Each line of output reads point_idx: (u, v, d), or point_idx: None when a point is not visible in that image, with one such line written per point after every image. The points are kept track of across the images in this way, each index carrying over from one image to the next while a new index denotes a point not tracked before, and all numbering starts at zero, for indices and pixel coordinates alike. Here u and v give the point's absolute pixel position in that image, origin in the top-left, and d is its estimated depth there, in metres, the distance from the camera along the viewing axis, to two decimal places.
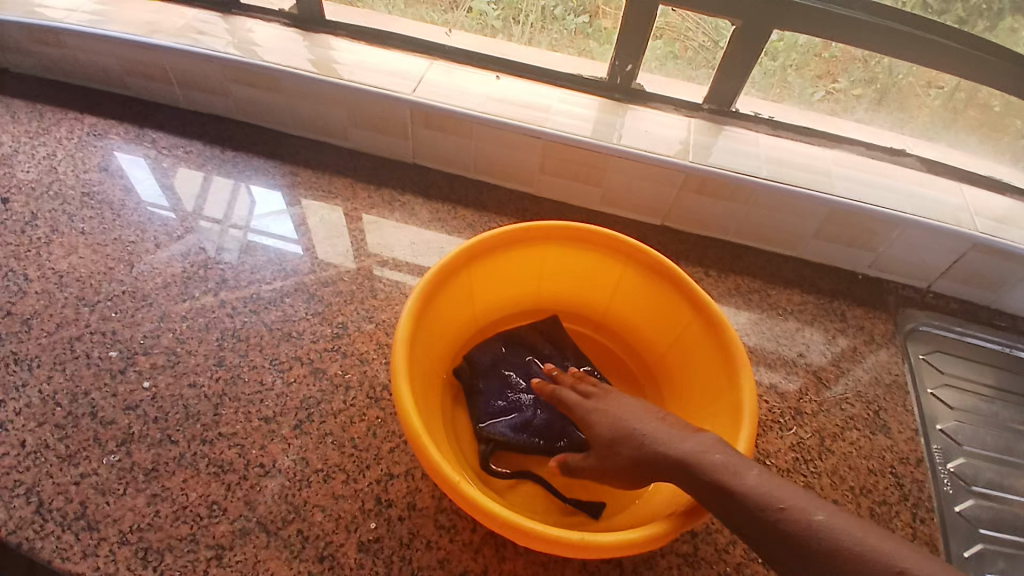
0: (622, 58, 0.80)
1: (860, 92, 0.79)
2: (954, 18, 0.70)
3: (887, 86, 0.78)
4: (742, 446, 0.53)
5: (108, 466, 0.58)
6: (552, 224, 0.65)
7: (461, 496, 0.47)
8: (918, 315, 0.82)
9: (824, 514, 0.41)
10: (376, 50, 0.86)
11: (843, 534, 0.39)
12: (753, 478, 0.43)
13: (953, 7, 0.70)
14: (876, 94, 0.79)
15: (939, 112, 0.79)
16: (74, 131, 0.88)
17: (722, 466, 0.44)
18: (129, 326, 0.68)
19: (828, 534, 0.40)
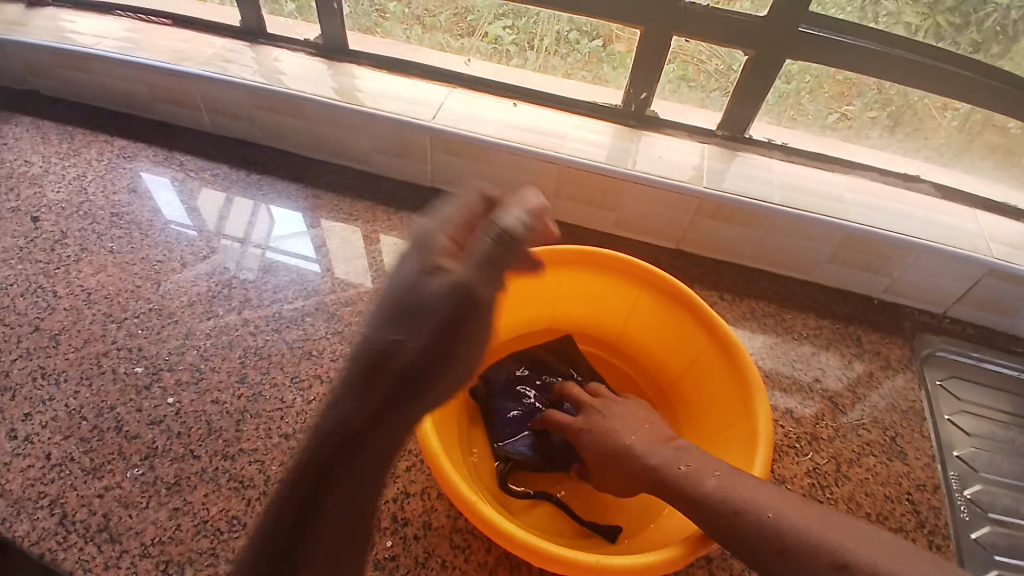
0: (637, 85, 0.82)
1: (875, 115, 0.79)
2: (967, 44, 0.70)
3: (902, 107, 0.78)
4: (757, 471, 0.53)
5: (131, 480, 0.59)
6: (568, 249, 0.66)
7: (483, 521, 0.47)
8: (934, 340, 0.81)
9: (774, 513, 0.47)
10: (397, 78, 0.89)
11: (791, 529, 0.46)
12: (711, 485, 0.50)
13: (966, 32, 0.70)
14: (891, 118, 0.79)
15: (956, 135, 0.79)
16: (105, 154, 0.91)
17: (687, 478, 0.51)
18: (154, 343, 0.69)
19: (778, 531, 0.46)
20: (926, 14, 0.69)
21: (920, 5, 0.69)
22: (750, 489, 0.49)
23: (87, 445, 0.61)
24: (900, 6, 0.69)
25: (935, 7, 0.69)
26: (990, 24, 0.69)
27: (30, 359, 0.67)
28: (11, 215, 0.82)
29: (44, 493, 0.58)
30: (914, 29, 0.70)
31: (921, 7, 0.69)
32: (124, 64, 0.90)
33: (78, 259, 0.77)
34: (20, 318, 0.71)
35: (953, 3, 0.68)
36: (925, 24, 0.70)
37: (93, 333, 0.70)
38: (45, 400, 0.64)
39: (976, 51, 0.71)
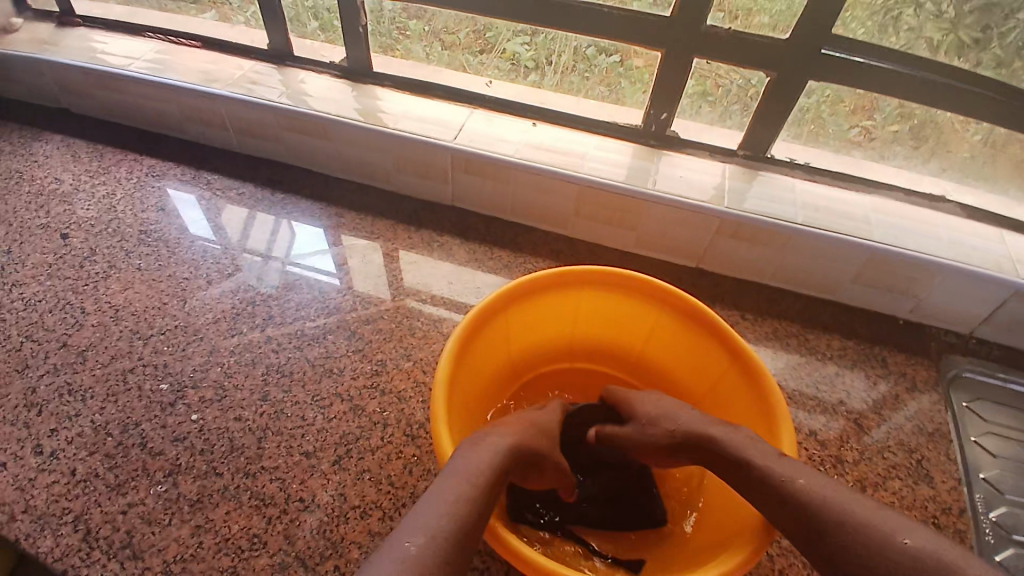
0: (657, 106, 0.82)
1: (897, 128, 0.78)
2: (989, 60, 0.69)
3: (924, 121, 0.76)
4: None
5: (155, 496, 0.60)
6: (587, 270, 0.67)
7: (498, 538, 0.47)
8: (961, 361, 0.80)
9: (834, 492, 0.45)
10: (419, 100, 0.90)
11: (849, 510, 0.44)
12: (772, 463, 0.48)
13: (989, 48, 0.69)
14: (912, 131, 0.78)
15: (980, 148, 0.77)
16: (134, 172, 0.94)
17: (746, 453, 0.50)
18: (179, 360, 0.70)
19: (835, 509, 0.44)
20: (947, 29, 0.68)
21: (942, 20, 0.68)
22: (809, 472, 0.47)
23: (111, 462, 0.62)
24: (921, 22, 0.68)
25: (957, 22, 0.68)
26: (1013, 39, 0.67)
27: (58, 375, 0.69)
28: (42, 232, 0.84)
29: (69, 509, 0.59)
30: (935, 45, 0.70)
31: (943, 22, 0.68)
32: (153, 84, 0.92)
33: (106, 276, 0.79)
34: (48, 334, 0.72)
35: (972, 19, 0.67)
36: (946, 40, 0.69)
37: (119, 350, 0.71)
38: (72, 415, 0.65)
39: (999, 66, 0.69)
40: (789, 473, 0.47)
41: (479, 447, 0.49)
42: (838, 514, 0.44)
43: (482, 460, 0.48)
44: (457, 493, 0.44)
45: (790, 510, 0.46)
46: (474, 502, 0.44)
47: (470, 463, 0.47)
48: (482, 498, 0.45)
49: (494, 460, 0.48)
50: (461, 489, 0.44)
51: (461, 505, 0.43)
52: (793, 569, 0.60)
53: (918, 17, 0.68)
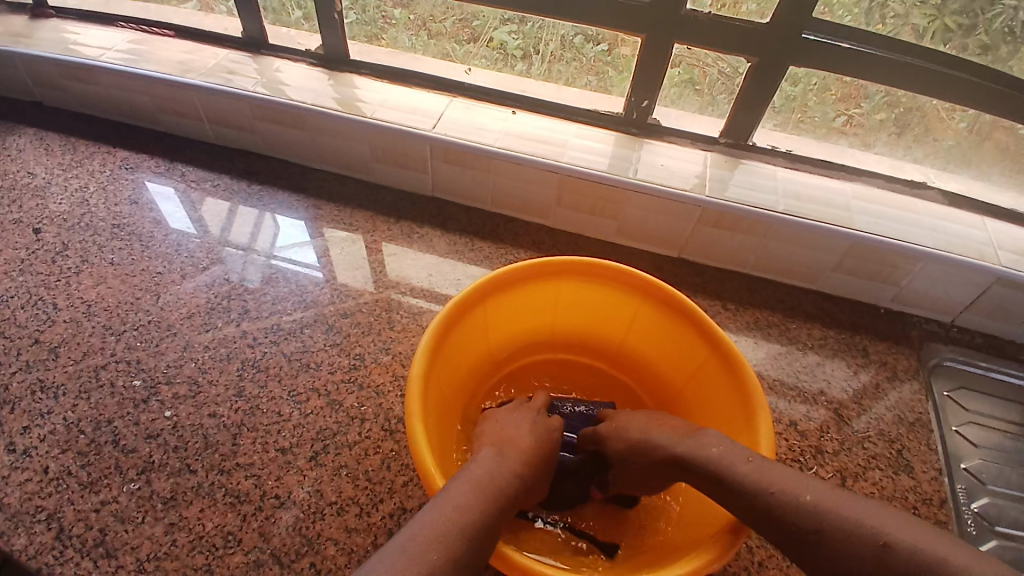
0: (639, 93, 0.81)
1: (883, 116, 0.77)
2: (975, 46, 0.69)
3: (911, 109, 0.76)
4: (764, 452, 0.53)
5: (128, 494, 0.59)
6: (567, 260, 0.66)
7: (500, 556, 0.46)
8: (942, 350, 0.80)
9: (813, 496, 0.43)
10: (398, 88, 0.89)
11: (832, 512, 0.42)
12: (745, 468, 0.46)
13: (975, 34, 0.68)
14: (899, 119, 0.77)
15: (965, 135, 0.76)
16: (107, 165, 0.92)
17: (718, 459, 0.48)
18: (152, 356, 0.69)
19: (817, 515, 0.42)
20: (934, 15, 0.68)
21: (927, 6, 0.67)
22: (787, 474, 0.45)
23: (84, 459, 0.61)
24: (907, 9, 0.68)
25: (943, 9, 0.67)
26: (999, 26, 0.67)
27: (29, 372, 0.67)
28: (13, 227, 0.82)
29: (40, 507, 0.58)
30: (922, 32, 0.69)
31: (929, 8, 0.67)
32: (126, 75, 0.90)
33: (78, 270, 0.77)
34: (20, 330, 0.71)
35: (959, 6, 0.66)
36: (933, 26, 0.68)
37: (92, 346, 0.70)
38: (44, 413, 0.64)
39: (986, 53, 0.69)
40: (769, 482, 0.45)
41: (496, 461, 0.51)
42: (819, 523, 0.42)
43: (496, 472, 0.49)
44: (467, 496, 0.45)
45: (771, 523, 0.44)
46: (480, 508, 0.45)
47: (484, 475, 0.48)
48: (488, 506, 0.46)
49: (508, 475, 0.50)
50: (471, 493, 0.46)
51: (469, 508, 0.44)
52: (772, 561, 0.60)
53: (904, 4, 0.67)
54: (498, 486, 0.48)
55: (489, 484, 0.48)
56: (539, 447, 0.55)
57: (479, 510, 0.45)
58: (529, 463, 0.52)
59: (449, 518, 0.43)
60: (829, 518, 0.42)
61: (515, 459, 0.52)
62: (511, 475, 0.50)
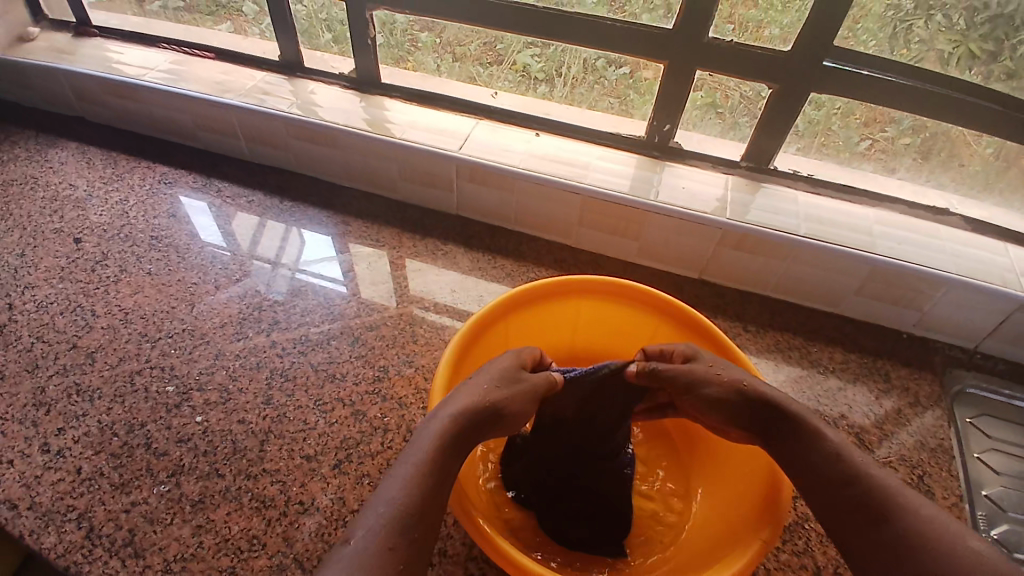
0: (659, 117, 0.83)
1: (909, 141, 0.78)
2: (1000, 72, 0.70)
3: (935, 135, 0.76)
4: None
5: (157, 496, 0.61)
6: (588, 278, 0.67)
7: (478, 530, 0.49)
8: (966, 376, 0.80)
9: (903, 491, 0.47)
10: (427, 110, 0.92)
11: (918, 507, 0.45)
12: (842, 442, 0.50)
13: (999, 59, 0.69)
14: (925, 144, 0.78)
15: (992, 161, 0.77)
16: (146, 178, 0.95)
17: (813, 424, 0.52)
18: (185, 363, 0.71)
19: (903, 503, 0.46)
20: (959, 41, 0.69)
21: (953, 31, 0.68)
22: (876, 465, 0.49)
23: (116, 461, 0.63)
24: (932, 34, 0.69)
25: (969, 32, 0.68)
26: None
27: (66, 375, 0.70)
28: (55, 236, 0.86)
29: (73, 507, 0.60)
30: (947, 57, 0.70)
31: (954, 33, 0.68)
32: (167, 93, 0.94)
33: (117, 279, 0.80)
34: (59, 335, 0.74)
35: (985, 30, 0.68)
36: (958, 51, 0.69)
37: (128, 351, 0.72)
38: (80, 415, 0.67)
39: (1010, 78, 0.70)
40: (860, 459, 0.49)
41: (423, 434, 0.49)
42: (908, 509, 0.45)
43: (426, 444, 0.48)
44: (403, 490, 0.44)
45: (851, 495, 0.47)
46: (421, 497, 0.45)
47: (416, 453, 0.47)
48: (427, 493, 0.45)
49: (439, 443, 0.48)
50: (407, 485, 0.45)
51: (408, 502, 0.44)
52: None
53: (929, 29, 0.69)
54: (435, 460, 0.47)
55: (426, 464, 0.46)
56: (473, 395, 0.52)
57: (419, 504, 0.44)
58: (462, 418, 0.50)
59: (389, 523, 0.43)
60: (919, 509, 0.45)
61: (442, 420, 0.50)
62: (444, 443, 0.48)
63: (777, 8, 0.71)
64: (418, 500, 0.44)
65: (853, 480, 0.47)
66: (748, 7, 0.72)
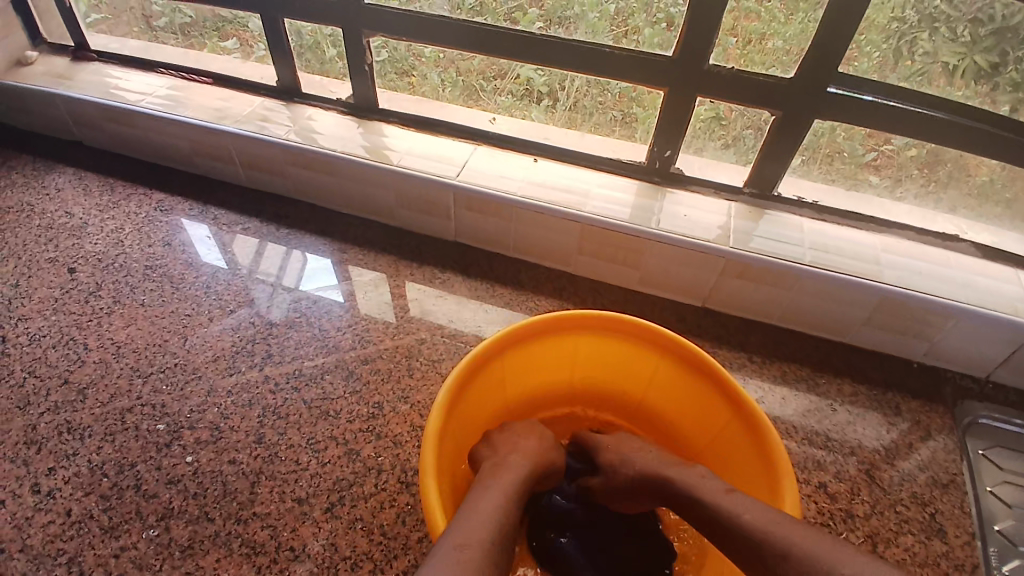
0: (661, 144, 0.82)
1: (914, 153, 0.75)
2: (1005, 84, 0.67)
3: (944, 155, 0.74)
4: (787, 488, 0.54)
5: (147, 540, 0.59)
6: (590, 313, 0.66)
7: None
8: (978, 408, 0.77)
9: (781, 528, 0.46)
10: (424, 136, 0.91)
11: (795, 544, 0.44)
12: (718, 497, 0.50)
13: (1004, 72, 0.67)
14: (931, 156, 0.75)
15: (999, 171, 0.74)
16: (143, 207, 0.94)
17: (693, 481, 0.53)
18: (177, 400, 0.70)
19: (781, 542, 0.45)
20: (964, 53, 0.66)
21: (957, 44, 0.66)
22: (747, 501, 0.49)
23: (106, 503, 0.62)
24: (937, 46, 0.67)
25: (974, 46, 0.66)
26: None
27: (57, 412, 0.69)
28: (49, 266, 0.85)
29: (62, 551, 0.59)
30: (952, 69, 0.68)
31: (959, 45, 0.66)
32: (165, 120, 0.94)
33: (110, 311, 0.80)
34: (51, 370, 0.73)
35: (990, 42, 0.65)
36: (962, 65, 0.67)
37: (119, 388, 0.71)
38: (70, 454, 0.65)
39: (1016, 90, 0.67)
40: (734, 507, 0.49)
41: (508, 469, 0.54)
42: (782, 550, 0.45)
43: (509, 478, 0.52)
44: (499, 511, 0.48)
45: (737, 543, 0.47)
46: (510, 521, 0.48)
47: (499, 484, 0.51)
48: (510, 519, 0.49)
49: (521, 482, 0.53)
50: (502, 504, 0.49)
51: (504, 520, 0.48)
52: None
53: (933, 41, 0.66)
54: (518, 496, 0.52)
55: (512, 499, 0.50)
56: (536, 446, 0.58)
57: (507, 524, 0.48)
58: (533, 465, 0.56)
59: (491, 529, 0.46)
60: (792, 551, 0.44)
61: (518, 464, 0.55)
62: (522, 484, 0.53)
63: (780, 19, 0.68)
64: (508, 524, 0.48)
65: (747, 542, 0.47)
66: (750, 19, 0.69)
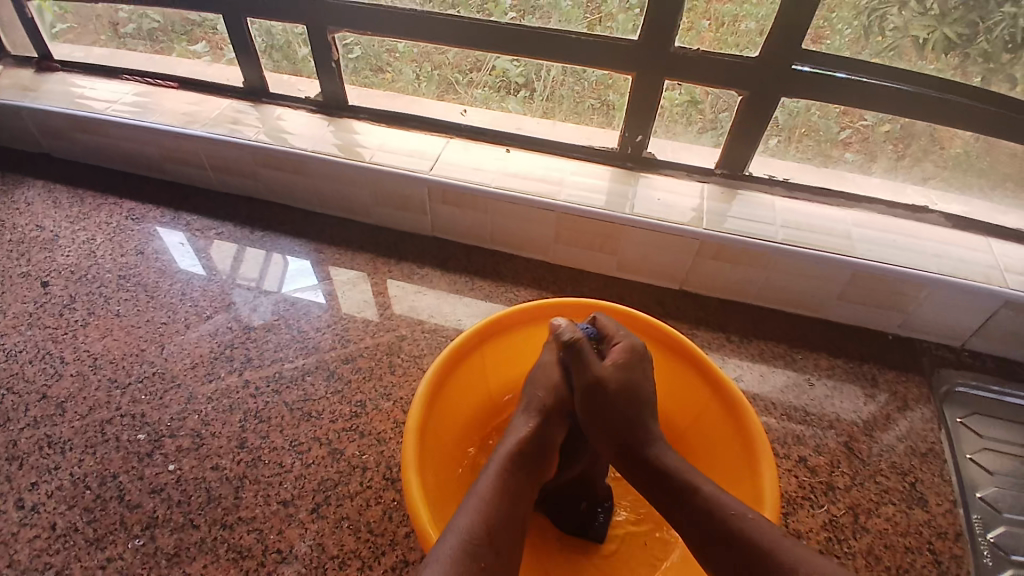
0: (632, 129, 0.82)
1: (888, 128, 0.75)
2: (977, 55, 0.68)
3: (917, 128, 0.74)
4: (768, 477, 0.54)
5: (133, 550, 0.59)
6: (565, 301, 0.67)
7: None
8: (954, 376, 0.79)
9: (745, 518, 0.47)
10: (395, 132, 0.90)
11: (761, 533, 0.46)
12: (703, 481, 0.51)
13: (975, 43, 0.67)
14: (904, 132, 0.75)
15: (973, 143, 0.75)
16: (114, 216, 0.93)
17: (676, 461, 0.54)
18: (157, 409, 0.70)
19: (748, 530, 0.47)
20: (933, 26, 0.67)
21: (926, 18, 0.66)
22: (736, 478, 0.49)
23: (90, 515, 0.61)
24: (907, 21, 0.67)
25: (943, 18, 0.66)
26: (1000, 33, 0.66)
27: (36, 428, 0.68)
28: (22, 281, 0.84)
29: (48, 565, 0.58)
30: (922, 43, 0.68)
31: (928, 19, 0.67)
32: (132, 126, 0.93)
33: (85, 323, 0.79)
34: (28, 385, 0.72)
35: (959, 14, 0.66)
36: (932, 38, 0.68)
37: (98, 400, 0.71)
38: (51, 468, 0.65)
39: (987, 61, 0.68)
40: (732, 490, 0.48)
41: (485, 473, 0.52)
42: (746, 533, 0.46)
43: (487, 474, 0.52)
44: (473, 507, 0.49)
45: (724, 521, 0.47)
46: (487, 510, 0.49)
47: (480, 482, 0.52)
48: (486, 509, 0.49)
49: (497, 480, 0.51)
50: (473, 514, 0.48)
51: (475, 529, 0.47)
52: None
53: (903, 16, 0.67)
54: (495, 494, 0.50)
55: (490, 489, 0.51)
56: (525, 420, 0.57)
57: (481, 517, 0.48)
58: (511, 454, 0.54)
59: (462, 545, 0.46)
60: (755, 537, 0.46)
61: (496, 463, 0.53)
62: (502, 480, 0.51)
63: (752, 1, 0.68)
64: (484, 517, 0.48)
65: (728, 536, 0.47)
66: (721, 2, 0.69)
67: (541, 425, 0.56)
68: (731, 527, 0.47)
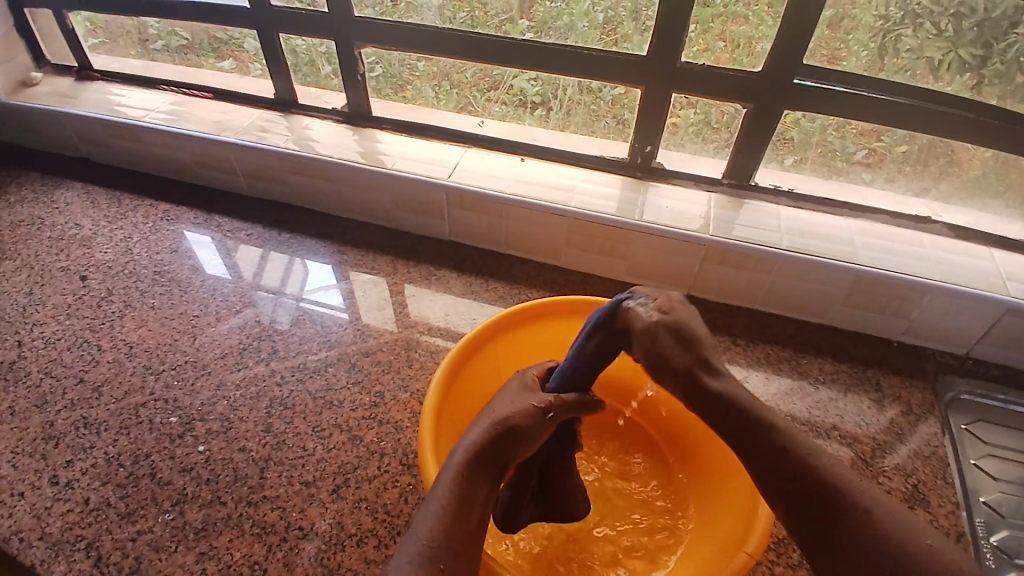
0: (641, 140, 0.86)
1: (905, 149, 0.78)
2: (992, 76, 0.70)
3: (931, 144, 0.77)
4: None
5: (162, 524, 0.63)
6: (575, 298, 0.70)
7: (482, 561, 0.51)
8: (958, 383, 0.80)
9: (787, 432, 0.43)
10: (416, 141, 0.95)
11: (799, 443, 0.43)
12: None
13: (990, 64, 0.70)
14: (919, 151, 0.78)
15: (992, 163, 0.77)
16: (149, 217, 0.99)
17: None
18: (188, 394, 0.74)
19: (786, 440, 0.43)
20: (947, 47, 0.70)
21: (942, 39, 0.70)
22: None
23: (123, 491, 0.65)
24: (921, 42, 0.70)
25: (958, 39, 0.69)
26: (1014, 54, 0.68)
27: (74, 409, 0.72)
28: (61, 274, 0.89)
29: (81, 537, 0.62)
30: (937, 64, 0.71)
31: (943, 41, 0.70)
32: (168, 133, 0.98)
33: (121, 314, 0.83)
34: (66, 370, 0.76)
35: (972, 35, 0.69)
36: (947, 59, 0.71)
37: (132, 385, 0.75)
38: (86, 447, 0.69)
39: (1003, 81, 0.71)
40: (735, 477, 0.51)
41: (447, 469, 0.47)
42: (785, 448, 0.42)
43: (452, 470, 0.47)
44: (439, 505, 0.45)
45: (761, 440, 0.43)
46: (451, 511, 0.44)
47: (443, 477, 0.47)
48: (451, 512, 0.44)
49: (463, 480, 0.46)
50: (437, 519, 0.44)
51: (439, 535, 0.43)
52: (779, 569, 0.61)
53: (918, 37, 0.70)
54: (461, 495, 0.45)
55: (453, 487, 0.46)
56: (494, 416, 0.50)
57: (446, 522, 0.44)
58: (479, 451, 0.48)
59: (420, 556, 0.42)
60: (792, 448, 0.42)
61: (461, 457, 0.48)
62: (468, 481, 0.46)
63: (767, 23, 0.72)
64: (449, 520, 0.44)
65: (798, 474, 0.42)
66: (738, 23, 0.73)
67: (526, 426, 0.50)
68: (804, 466, 0.42)
